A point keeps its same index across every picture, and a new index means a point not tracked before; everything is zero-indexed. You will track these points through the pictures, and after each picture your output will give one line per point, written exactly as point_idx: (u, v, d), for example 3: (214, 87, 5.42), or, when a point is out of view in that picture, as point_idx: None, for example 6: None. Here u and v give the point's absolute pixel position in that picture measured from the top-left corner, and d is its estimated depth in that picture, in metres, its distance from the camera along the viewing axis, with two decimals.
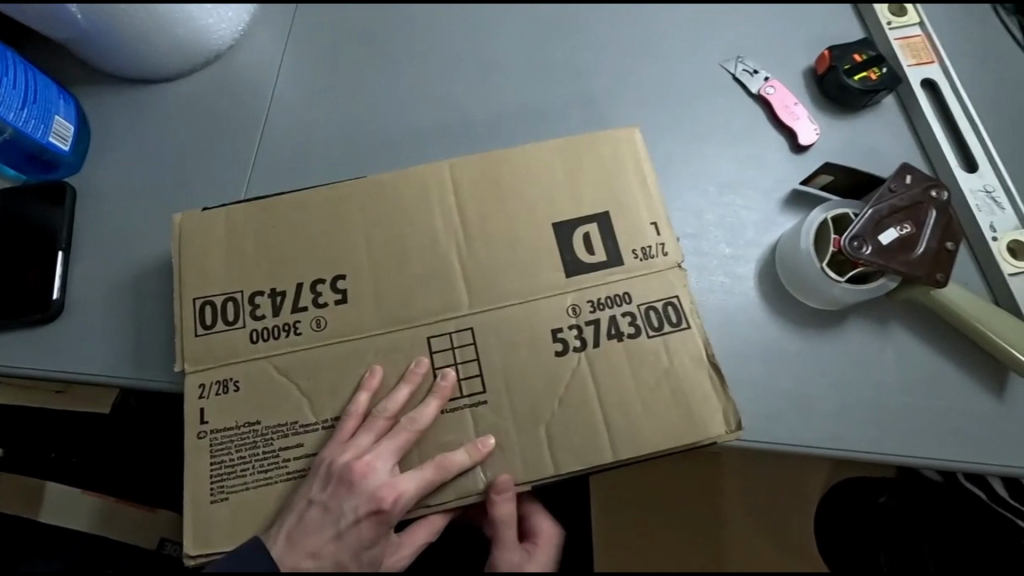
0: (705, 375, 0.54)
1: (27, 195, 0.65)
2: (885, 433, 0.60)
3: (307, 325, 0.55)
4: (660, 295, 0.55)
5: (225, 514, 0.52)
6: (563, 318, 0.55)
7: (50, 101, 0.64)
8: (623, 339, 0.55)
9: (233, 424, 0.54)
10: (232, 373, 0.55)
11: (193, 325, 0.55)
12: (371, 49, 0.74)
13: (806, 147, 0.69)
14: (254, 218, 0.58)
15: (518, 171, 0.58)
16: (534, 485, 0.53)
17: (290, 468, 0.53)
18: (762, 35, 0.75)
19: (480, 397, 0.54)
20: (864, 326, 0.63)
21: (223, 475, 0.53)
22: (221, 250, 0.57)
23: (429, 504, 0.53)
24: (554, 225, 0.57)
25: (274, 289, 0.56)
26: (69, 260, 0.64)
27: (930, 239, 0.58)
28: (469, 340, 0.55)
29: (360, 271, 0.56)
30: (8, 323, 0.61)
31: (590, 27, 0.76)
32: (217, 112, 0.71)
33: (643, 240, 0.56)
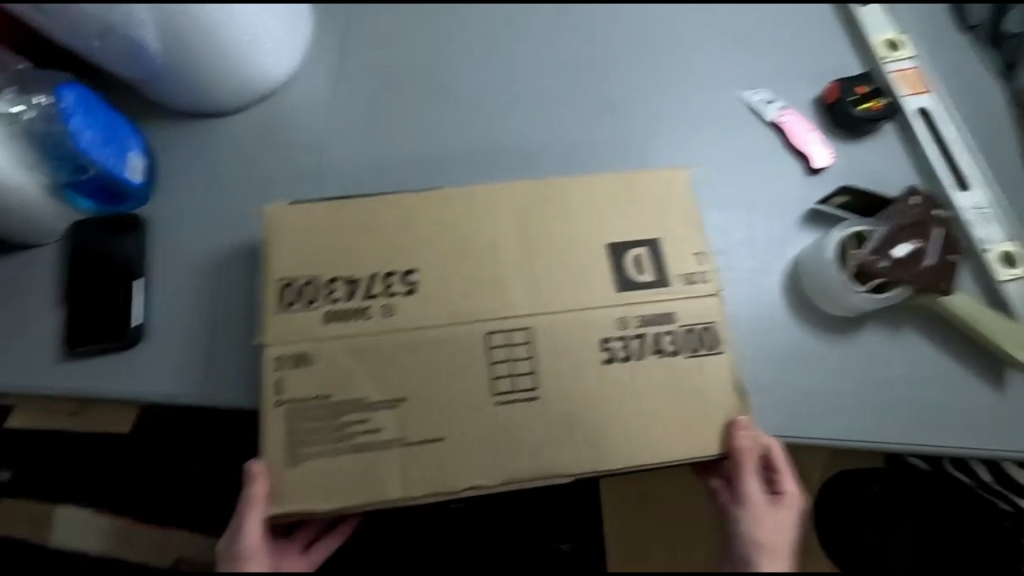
0: (732, 400, 0.59)
1: (100, 227, 0.68)
2: (901, 425, 0.67)
3: (378, 312, 0.59)
4: (703, 319, 0.61)
5: (297, 476, 0.56)
6: (612, 329, 0.60)
7: (125, 138, 0.67)
8: (664, 356, 0.60)
9: (308, 395, 0.57)
10: (306, 349, 0.58)
11: (275, 302, 0.59)
12: (416, 82, 0.80)
13: (819, 170, 0.77)
14: (334, 214, 0.62)
15: (572, 202, 0.63)
16: (576, 477, 0.58)
17: (356, 441, 0.57)
18: (773, 69, 0.83)
19: (533, 394, 0.58)
20: (880, 331, 0.70)
21: (296, 443, 0.57)
22: (302, 238, 0.61)
23: (479, 487, 0.57)
24: (610, 246, 0.62)
25: (350, 276, 0.60)
26: (147, 287, 0.67)
27: (936, 252, 0.66)
28: (524, 340, 0.59)
29: (428, 267, 0.60)
30: (92, 349, 0.64)
31: (619, 61, 0.82)
32: (278, 142, 0.75)
33: (689, 266, 0.62)
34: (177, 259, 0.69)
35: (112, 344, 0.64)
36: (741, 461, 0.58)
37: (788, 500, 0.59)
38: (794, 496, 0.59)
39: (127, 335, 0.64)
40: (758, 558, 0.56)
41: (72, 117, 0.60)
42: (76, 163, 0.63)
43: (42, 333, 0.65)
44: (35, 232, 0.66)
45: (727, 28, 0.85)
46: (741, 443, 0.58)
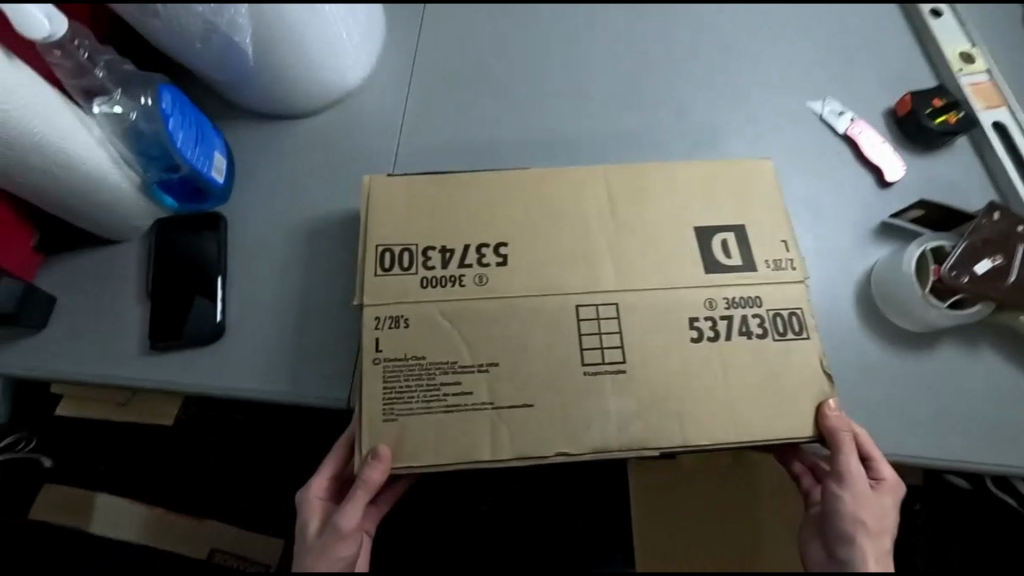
0: (819, 383, 0.59)
1: (183, 224, 0.70)
2: (976, 444, 0.66)
3: (471, 281, 0.60)
4: (789, 305, 0.61)
5: (391, 432, 0.57)
6: (699, 308, 0.60)
7: (211, 139, 0.68)
8: (752, 338, 0.59)
9: (403, 356, 0.58)
10: (404, 311, 0.59)
11: (373, 266, 0.60)
12: (487, 86, 0.81)
13: (891, 183, 0.76)
14: (431, 186, 0.64)
15: (657, 189, 0.64)
16: (660, 450, 0.57)
17: (449, 402, 0.57)
18: (843, 80, 0.82)
19: (620, 367, 0.58)
20: (955, 348, 0.69)
21: (392, 399, 0.57)
22: (399, 207, 0.63)
23: (565, 453, 0.56)
24: (696, 229, 0.63)
25: (445, 246, 0.61)
26: (227, 283, 0.69)
27: (1019, 268, 0.65)
28: (612, 314, 0.60)
29: (519, 241, 0.62)
30: (175, 343, 0.66)
31: (688, 70, 0.82)
32: (353, 142, 0.77)
33: (775, 253, 0.62)
34: (256, 255, 0.70)
35: (194, 337, 0.66)
36: (841, 444, 0.57)
37: (887, 487, 0.60)
38: (892, 484, 0.60)
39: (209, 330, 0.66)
40: (859, 536, 0.58)
41: (171, 118, 0.61)
42: (169, 162, 0.65)
43: (127, 323, 0.67)
44: (122, 227, 0.67)
45: (795, 38, 0.85)
46: (836, 426, 0.57)
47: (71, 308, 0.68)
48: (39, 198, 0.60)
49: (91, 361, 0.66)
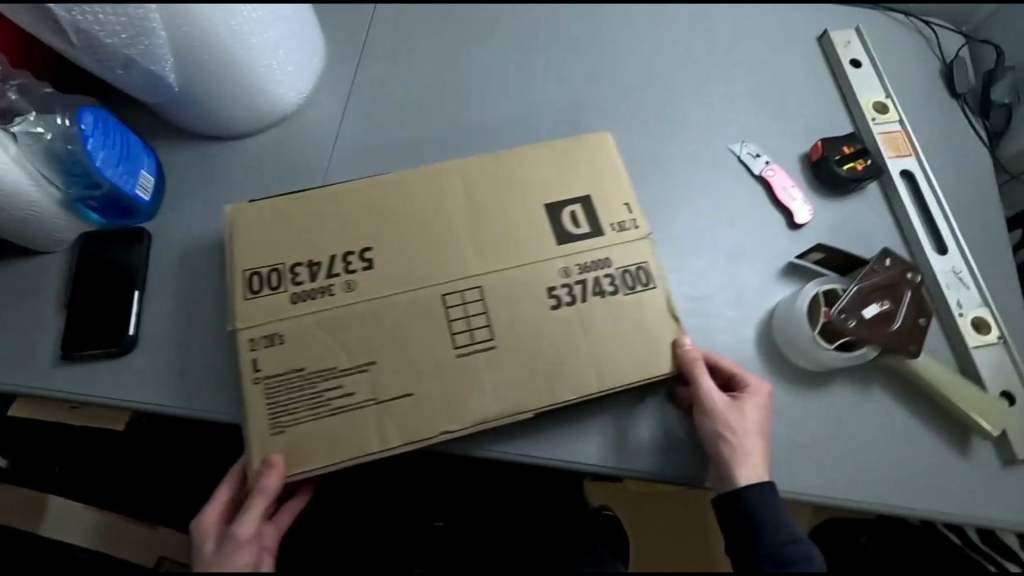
0: (669, 328, 0.66)
1: (106, 238, 0.72)
2: (864, 484, 0.68)
3: (341, 288, 0.64)
4: (635, 261, 0.67)
5: (283, 444, 0.61)
6: (556, 278, 0.66)
7: (138, 158, 0.71)
8: (606, 296, 0.66)
9: (283, 371, 0.62)
10: (278, 329, 0.62)
11: (242, 291, 0.63)
12: (419, 115, 0.83)
13: (801, 225, 0.79)
14: (296, 204, 0.67)
15: (512, 171, 0.69)
16: (537, 412, 0.63)
17: (333, 406, 0.61)
18: (764, 123, 0.85)
19: (490, 344, 0.64)
20: (850, 388, 0.71)
21: (278, 415, 0.61)
22: (264, 228, 0.66)
23: (449, 430, 0.62)
24: (547, 206, 0.68)
25: (311, 260, 0.65)
26: (143, 297, 0.70)
27: (904, 314, 0.68)
28: (478, 297, 0.65)
29: (382, 242, 0.66)
30: (87, 355, 0.67)
31: (616, 107, 0.85)
32: (284, 165, 0.79)
33: (618, 216, 0.68)
34: (174, 272, 0.72)
35: (105, 350, 0.68)
36: (695, 374, 0.65)
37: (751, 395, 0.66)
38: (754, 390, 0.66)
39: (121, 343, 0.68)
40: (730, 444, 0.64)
41: (90, 139, 0.64)
42: (90, 180, 0.67)
43: (42, 335, 0.69)
44: (47, 240, 0.70)
45: (724, 79, 0.87)
46: (692, 356, 0.65)
47: None
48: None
49: (5, 370, 0.68)
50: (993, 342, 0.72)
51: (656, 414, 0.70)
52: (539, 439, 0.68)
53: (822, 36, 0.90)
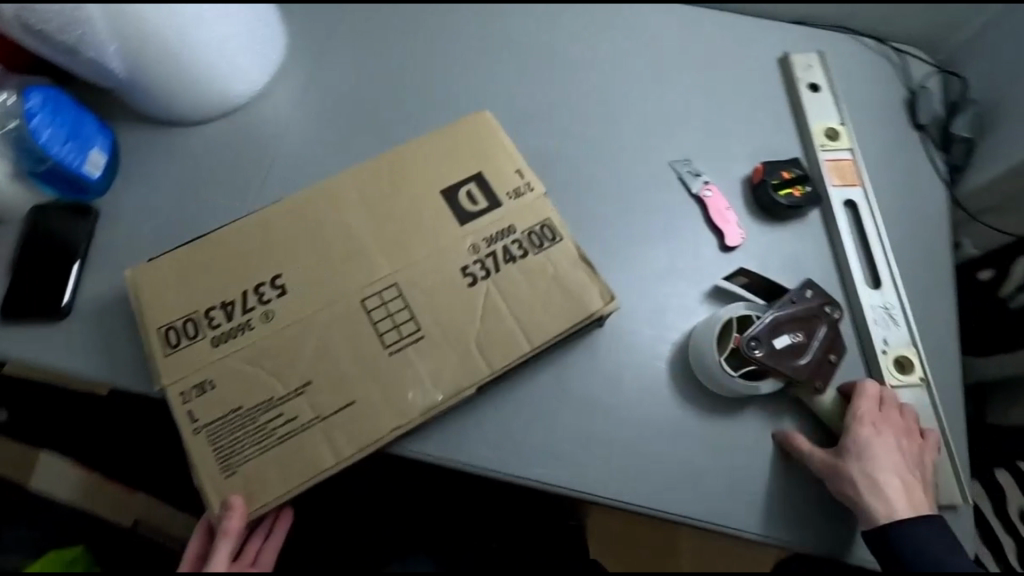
0: (581, 271, 0.70)
1: (55, 211, 0.76)
2: (754, 513, 0.69)
3: (258, 319, 0.68)
4: (537, 220, 0.71)
5: (238, 481, 0.64)
6: (467, 257, 0.70)
7: (88, 137, 0.75)
8: (517, 261, 0.70)
9: (220, 414, 0.65)
10: (204, 377, 0.66)
11: (162, 348, 0.67)
12: (369, 113, 0.85)
13: (732, 248, 0.78)
14: (206, 246, 0.70)
15: (407, 168, 0.74)
16: (477, 385, 0.67)
17: (277, 433, 0.65)
18: (711, 142, 0.84)
19: (418, 335, 0.67)
20: (757, 417, 0.71)
21: (226, 457, 0.64)
22: (176, 278, 0.69)
23: (400, 428, 0.65)
24: (444, 189, 0.73)
25: (224, 301, 0.68)
26: (82, 270, 0.75)
27: (815, 349, 0.68)
28: (396, 295, 0.69)
29: (291, 267, 0.69)
30: (25, 318, 0.73)
31: (563, 114, 0.84)
32: (233, 155, 0.83)
33: (512, 184, 0.73)
34: (116, 250, 0.77)
35: (42, 316, 0.72)
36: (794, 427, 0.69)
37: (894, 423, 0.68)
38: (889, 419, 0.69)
39: (56, 310, 0.72)
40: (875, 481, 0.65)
41: (35, 117, 0.70)
42: (37, 155, 0.72)
43: None
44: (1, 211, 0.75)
45: (676, 94, 0.86)
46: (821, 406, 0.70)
47: None
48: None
49: None
50: (914, 382, 0.71)
51: (562, 427, 0.70)
52: (440, 441, 0.69)
53: (782, 58, 0.89)
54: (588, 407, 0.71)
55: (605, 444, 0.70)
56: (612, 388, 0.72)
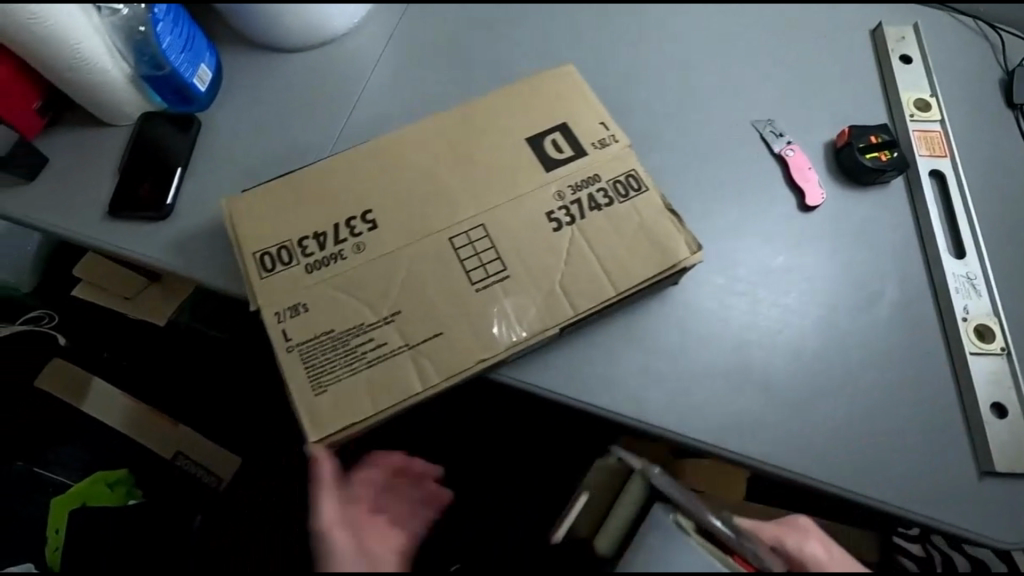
0: (667, 220, 0.66)
1: (161, 119, 0.81)
2: (828, 466, 0.68)
3: (350, 250, 0.64)
4: (622, 171, 0.68)
5: (327, 404, 0.59)
6: (551, 202, 0.67)
7: (200, 52, 0.80)
8: (602, 209, 0.66)
9: (313, 336, 0.61)
10: (299, 299, 0.62)
11: (257, 272, 0.63)
12: (453, 49, 0.86)
13: (812, 208, 0.78)
14: (298, 185, 0.68)
15: (491, 112, 0.72)
16: (561, 328, 0.63)
17: (370, 357, 0.60)
18: (796, 105, 0.83)
19: (504, 274, 0.64)
20: (830, 372, 0.71)
21: (316, 376, 0.59)
22: (272, 211, 0.66)
23: (486, 360, 0.62)
24: (527, 140, 0.70)
25: (317, 232, 0.65)
26: (183, 177, 0.79)
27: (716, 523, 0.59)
28: (483, 234, 0.65)
29: (383, 204, 0.67)
30: (131, 216, 0.77)
31: (650, 65, 0.84)
32: (324, 81, 0.85)
33: (597, 134, 0.70)
34: (216, 160, 0.80)
35: (145, 215, 0.77)
36: None
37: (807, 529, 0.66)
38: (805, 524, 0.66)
39: (160, 210, 0.76)
40: None
41: (160, 23, 0.73)
42: (156, 62, 0.76)
43: (96, 198, 0.78)
44: (112, 112, 0.79)
45: (764, 56, 0.85)
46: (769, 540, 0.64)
47: (55, 172, 0.79)
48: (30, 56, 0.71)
49: (58, 215, 0.77)
50: (994, 352, 0.71)
51: (637, 364, 0.71)
52: (515, 364, 0.70)
53: (875, 28, 0.87)
54: (658, 349, 0.72)
55: (675, 385, 0.71)
56: (683, 331, 0.72)
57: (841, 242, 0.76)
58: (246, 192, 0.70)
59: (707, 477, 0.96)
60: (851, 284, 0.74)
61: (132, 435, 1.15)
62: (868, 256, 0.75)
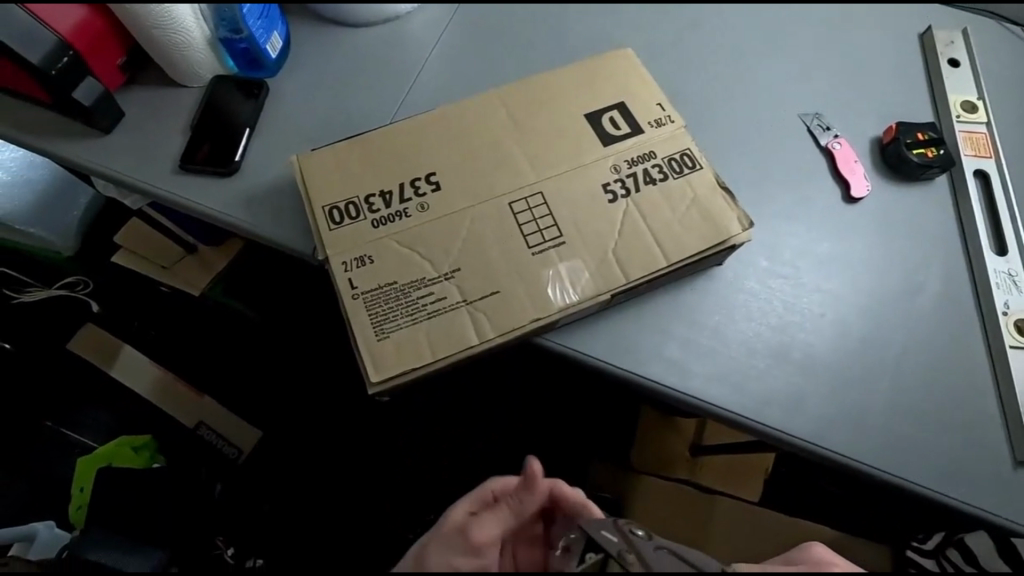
0: (720, 197, 0.68)
1: (233, 82, 0.85)
2: (865, 447, 0.69)
3: (415, 210, 0.68)
4: (677, 149, 0.71)
5: (388, 349, 0.62)
6: (609, 175, 0.70)
7: (274, 21, 0.84)
8: (657, 184, 0.69)
9: (377, 286, 0.64)
10: (365, 251, 0.65)
11: (326, 224, 0.67)
12: (515, 35, 0.90)
13: (857, 200, 0.80)
14: (366, 147, 0.71)
15: (551, 90, 0.75)
16: (615, 294, 0.65)
17: (430, 310, 0.63)
18: (844, 101, 0.86)
19: (560, 241, 0.67)
20: (870, 357, 0.73)
21: (380, 323, 0.62)
22: (341, 169, 0.70)
23: (540, 319, 0.64)
24: (587, 115, 0.73)
25: (383, 190, 0.69)
26: (251, 137, 0.83)
27: None
28: (541, 202, 0.68)
29: (448, 169, 0.70)
30: (200, 171, 0.80)
31: (700, 59, 0.88)
32: (389, 55, 0.89)
33: (654, 114, 0.73)
34: (283, 123, 0.84)
35: (213, 170, 0.80)
36: None
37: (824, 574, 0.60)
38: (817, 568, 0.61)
39: (228, 166, 0.80)
40: None
41: None
42: (235, 26, 0.81)
43: (166, 152, 0.82)
44: (187, 72, 0.83)
45: (813, 56, 0.88)
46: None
47: (128, 125, 0.83)
48: (122, 11, 0.76)
49: (130, 166, 0.81)
50: None
51: (681, 339, 0.73)
52: (563, 331, 0.72)
53: (924, 33, 0.90)
54: (702, 325, 0.74)
55: (717, 362, 0.73)
56: (727, 309, 0.75)
57: (883, 234, 0.78)
58: (316, 151, 0.73)
59: (727, 472, 1.08)
60: (893, 274, 0.76)
61: (159, 401, 1.19)
62: (911, 249, 0.77)
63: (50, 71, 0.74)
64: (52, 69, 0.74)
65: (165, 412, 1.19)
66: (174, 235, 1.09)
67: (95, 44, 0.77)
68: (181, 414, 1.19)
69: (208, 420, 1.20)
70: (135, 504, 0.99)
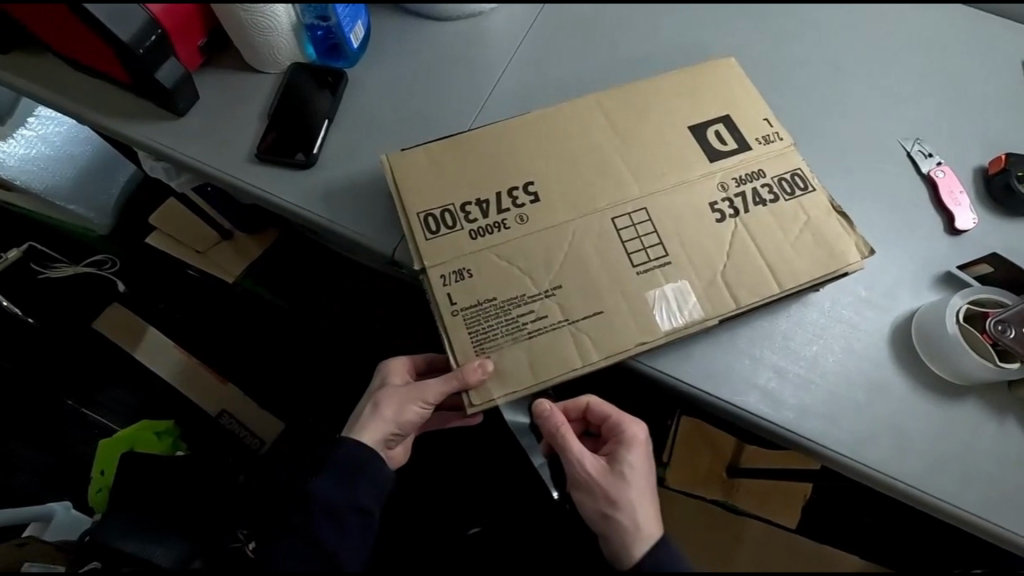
0: (836, 222, 0.65)
1: (313, 71, 0.81)
2: (965, 490, 0.66)
3: (513, 221, 0.64)
4: (788, 169, 0.67)
5: (489, 369, 0.59)
6: (715, 193, 0.66)
7: (358, 10, 0.81)
8: (767, 205, 0.66)
9: (475, 302, 0.61)
10: (465, 264, 0.62)
11: (422, 232, 0.63)
12: (598, 41, 0.87)
13: (961, 232, 0.76)
14: (456, 151, 0.68)
15: (651, 99, 0.71)
16: (722, 319, 0.62)
17: (531, 330, 0.60)
18: (946, 128, 0.82)
19: (666, 260, 0.63)
20: (974, 400, 0.69)
21: (481, 342, 0.60)
22: (432, 173, 0.66)
23: (644, 342, 0.60)
24: (690, 127, 0.70)
25: (479, 199, 0.65)
26: (329, 129, 0.79)
27: None
28: (645, 218, 0.65)
29: (545, 177, 0.66)
30: (274, 162, 0.77)
31: (793, 76, 0.84)
32: (469, 51, 0.85)
33: (763, 130, 0.69)
34: (362, 117, 0.80)
35: (290, 161, 0.76)
36: None
37: None
38: None
39: (306, 158, 0.76)
40: None
41: None
42: (322, 13, 0.78)
43: (240, 140, 0.78)
44: (267, 58, 0.80)
45: (912, 79, 0.85)
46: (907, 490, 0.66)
47: (200, 110, 0.79)
48: None
49: (202, 152, 0.77)
50: None
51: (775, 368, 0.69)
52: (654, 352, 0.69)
53: None
54: (795, 354, 0.70)
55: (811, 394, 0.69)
56: (822, 337, 0.71)
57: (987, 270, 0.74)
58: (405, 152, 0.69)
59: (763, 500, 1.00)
60: None
61: (175, 389, 1.10)
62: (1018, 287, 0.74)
63: (139, 50, 0.71)
64: (140, 47, 0.71)
65: (183, 400, 1.10)
66: (209, 219, 1.07)
67: (181, 25, 0.75)
68: (206, 404, 1.10)
69: (230, 409, 1.10)
70: (157, 488, 0.92)
